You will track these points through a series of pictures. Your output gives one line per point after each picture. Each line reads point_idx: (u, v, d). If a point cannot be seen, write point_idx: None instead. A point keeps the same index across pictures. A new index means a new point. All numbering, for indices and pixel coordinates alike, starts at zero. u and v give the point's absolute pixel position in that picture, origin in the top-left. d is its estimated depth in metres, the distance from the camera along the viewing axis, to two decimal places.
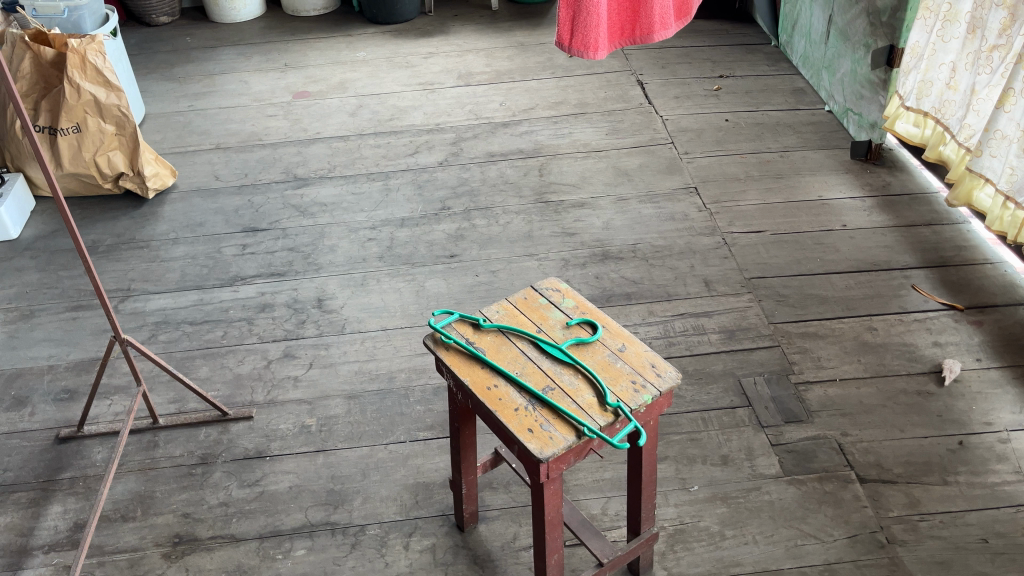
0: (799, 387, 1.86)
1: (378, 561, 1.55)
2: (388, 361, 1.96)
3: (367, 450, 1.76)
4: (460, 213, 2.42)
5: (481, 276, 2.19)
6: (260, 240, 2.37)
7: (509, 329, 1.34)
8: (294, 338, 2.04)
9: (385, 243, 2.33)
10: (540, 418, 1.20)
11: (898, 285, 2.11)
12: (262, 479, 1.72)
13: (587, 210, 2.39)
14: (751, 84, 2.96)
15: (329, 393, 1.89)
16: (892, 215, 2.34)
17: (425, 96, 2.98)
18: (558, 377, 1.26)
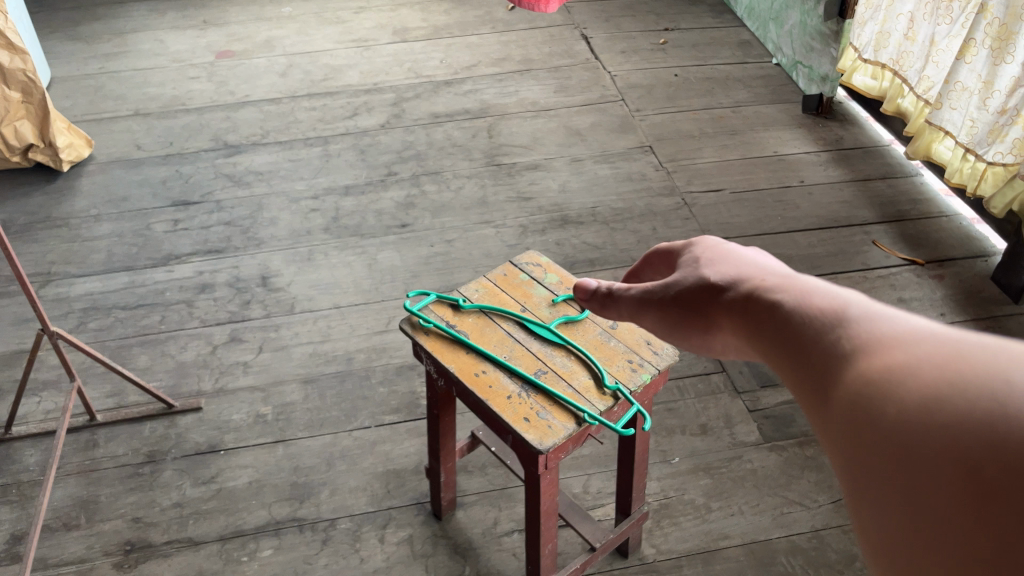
0: None
1: (352, 557, 1.46)
2: (344, 341, 1.85)
3: (331, 438, 1.66)
4: (408, 178, 2.29)
5: (436, 246, 2.08)
6: (192, 215, 2.20)
7: (492, 309, 1.24)
8: (240, 321, 1.91)
9: (331, 213, 2.19)
10: (536, 405, 1.11)
11: (859, 241, 2.10)
12: (219, 476, 1.59)
13: (541, 172, 2.31)
14: (697, 37, 2.89)
15: (283, 378, 1.77)
16: (847, 170, 2.32)
17: (360, 53, 2.82)
18: (550, 359, 1.17)
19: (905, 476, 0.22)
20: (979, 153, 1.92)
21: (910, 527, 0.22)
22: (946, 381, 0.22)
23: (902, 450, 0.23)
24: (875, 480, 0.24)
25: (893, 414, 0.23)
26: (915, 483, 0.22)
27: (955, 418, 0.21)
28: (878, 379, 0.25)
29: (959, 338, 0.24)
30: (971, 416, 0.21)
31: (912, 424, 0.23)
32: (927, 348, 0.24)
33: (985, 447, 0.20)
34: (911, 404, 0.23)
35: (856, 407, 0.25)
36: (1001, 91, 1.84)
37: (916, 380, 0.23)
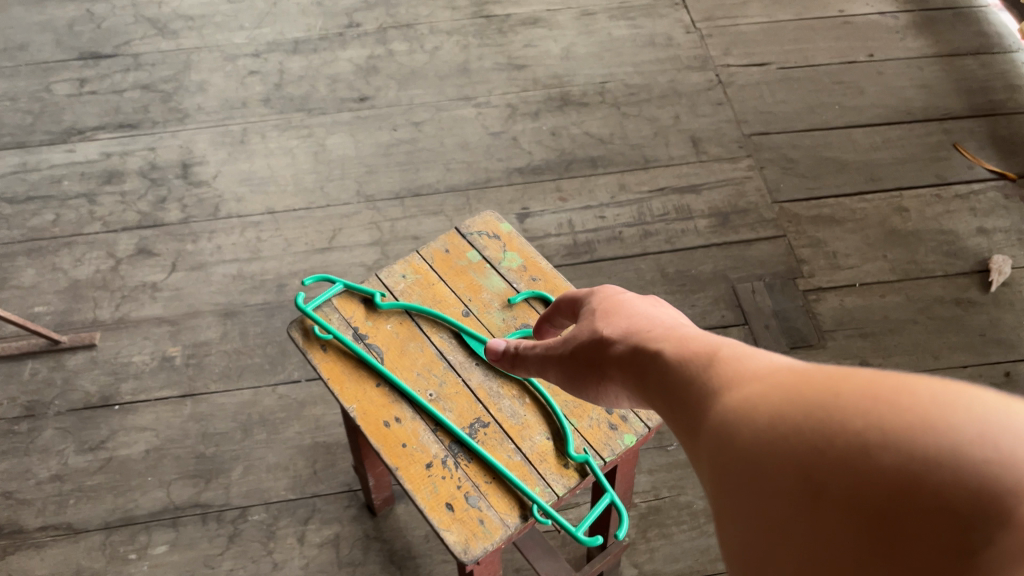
0: (808, 297, 1.46)
1: (263, 562, 1.18)
2: (276, 261, 1.49)
3: (250, 395, 1.34)
4: (373, 32, 1.83)
5: (400, 131, 1.67)
6: (103, 73, 1.77)
7: (420, 313, 0.88)
8: (152, 225, 1.54)
9: (273, 78, 1.75)
10: (465, 482, 0.77)
11: (936, 144, 1.65)
12: (110, 440, 1.30)
13: (540, 29, 1.83)
14: None
15: (198, 309, 1.44)
16: (931, 40, 1.82)
17: None
18: (493, 402, 0.82)
19: (768, 485, 0.30)
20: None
21: (773, 526, 0.30)
22: (792, 407, 0.31)
23: (760, 465, 0.31)
24: (753, 498, 0.31)
25: (748, 434, 0.32)
26: (769, 492, 0.30)
27: (796, 434, 0.30)
28: (740, 412, 0.33)
29: (803, 371, 0.33)
30: (808, 427, 0.29)
31: (768, 449, 0.31)
32: (776, 384, 0.33)
33: (824, 455, 0.28)
34: (768, 431, 0.31)
35: (722, 435, 0.34)
36: None
37: (766, 402, 0.32)
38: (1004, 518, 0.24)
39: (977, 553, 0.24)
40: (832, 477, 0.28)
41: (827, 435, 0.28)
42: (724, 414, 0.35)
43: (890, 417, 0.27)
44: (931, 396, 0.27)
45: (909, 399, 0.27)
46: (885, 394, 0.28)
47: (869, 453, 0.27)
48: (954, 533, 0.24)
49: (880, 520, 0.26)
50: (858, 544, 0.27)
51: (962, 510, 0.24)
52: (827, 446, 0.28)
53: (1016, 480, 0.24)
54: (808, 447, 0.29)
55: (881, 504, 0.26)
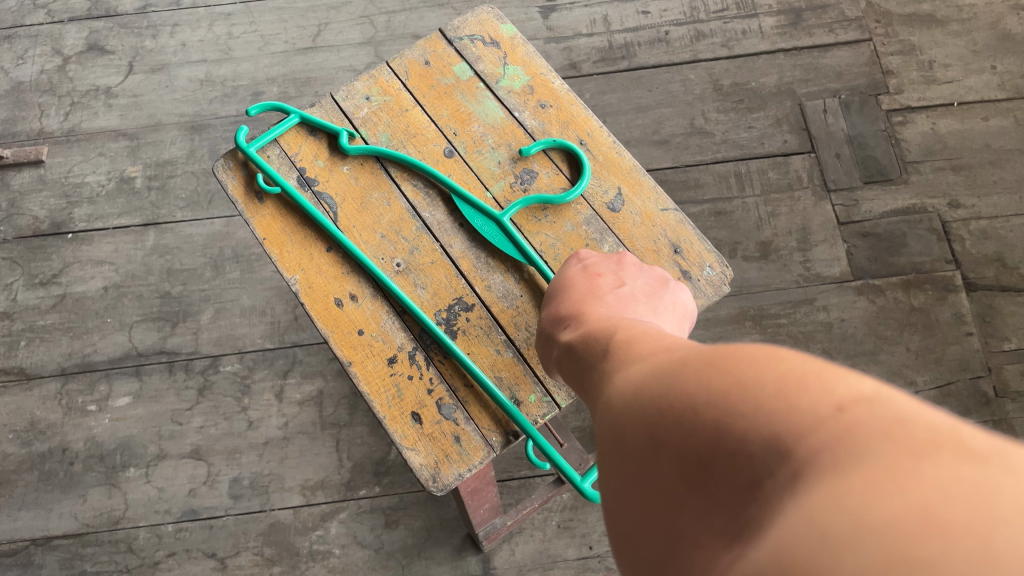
0: (892, 119, 1.19)
1: (236, 420, 1.05)
2: (251, 64, 1.25)
3: (221, 225, 1.15)
4: None
5: None
6: None
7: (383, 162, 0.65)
8: (105, 15, 1.29)
9: None
10: (439, 386, 0.58)
11: None
12: (63, 274, 1.13)
13: None
14: None
15: (159, 121, 1.22)
16: None
17: None
18: (480, 277, 0.62)
19: (620, 449, 0.29)
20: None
21: (627, 497, 0.29)
22: (653, 374, 0.29)
23: (616, 430, 0.29)
24: (613, 470, 0.30)
25: (616, 407, 0.30)
26: (622, 456, 0.29)
27: (647, 397, 0.28)
28: (618, 385, 0.31)
29: (678, 347, 0.31)
30: (650, 388, 0.28)
31: (623, 416, 0.29)
32: (654, 355, 0.31)
33: (658, 417, 0.26)
34: (624, 400, 0.30)
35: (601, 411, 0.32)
36: None
37: (638, 372, 0.31)
38: (785, 453, 0.21)
39: (763, 486, 0.21)
40: (660, 434, 0.26)
41: (661, 397, 0.27)
42: (609, 386, 0.33)
43: (712, 364, 0.25)
44: (750, 351, 0.24)
45: (731, 355, 0.25)
46: (716, 353, 0.25)
47: (689, 409, 0.25)
48: (750, 477, 0.22)
49: (695, 467, 0.24)
50: (686, 505, 0.25)
51: (755, 451, 0.22)
52: (660, 408, 0.27)
53: (801, 417, 0.21)
54: (648, 409, 0.27)
55: (700, 456, 0.24)
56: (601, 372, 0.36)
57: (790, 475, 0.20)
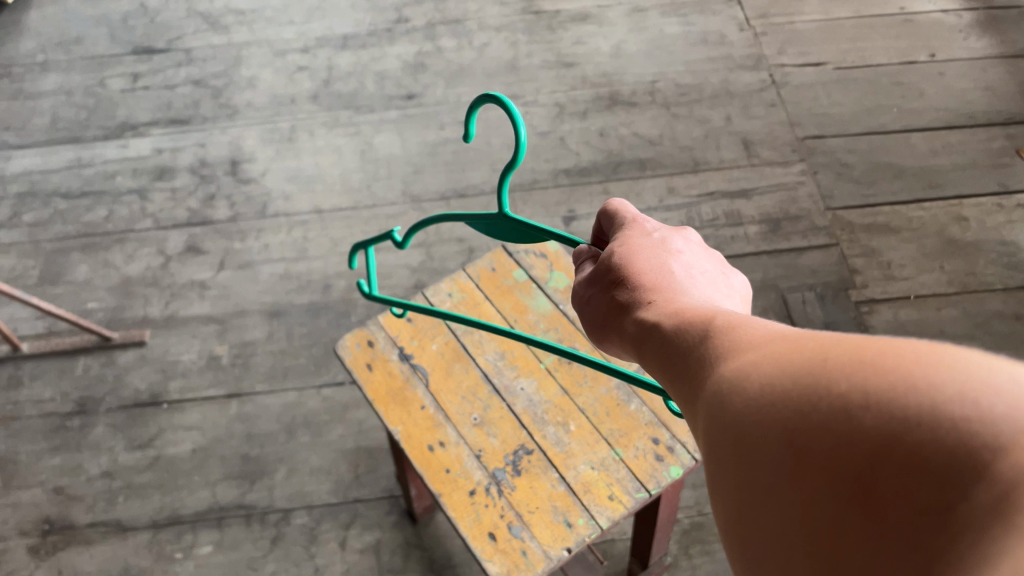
0: (861, 309, 1.42)
1: (304, 566, 1.20)
2: (322, 262, 1.50)
3: (295, 396, 1.35)
4: (421, 28, 1.82)
5: (447, 129, 1.65)
6: (156, 68, 1.80)
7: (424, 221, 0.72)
8: (202, 222, 1.56)
9: (321, 74, 1.76)
10: (509, 512, 0.77)
11: (999, 152, 1.59)
12: (158, 438, 1.32)
13: (591, 25, 1.81)
14: None
15: (244, 309, 1.45)
16: (996, 41, 1.75)
17: None
18: (537, 429, 0.81)
19: (746, 450, 0.31)
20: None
21: (748, 498, 0.31)
22: (783, 377, 0.31)
23: (745, 432, 0.31)
24: (731, 472, 0.32)
25: (739, 406, 0.32)
26: (748, 458, 0.31)
27: (785, 398, 0.30)
28: (725, 382, 0.33)
29: (793, 341, 0.33)
30: (793, 392, 0.30)
31: (753, 417, 0.31)
32: (769, 351, 0.33)
33: (810, 424, 0.28)
34: (747, 400, 0.32)
35: (710, 406, 0.34)
36: None
37: (758, 368, 0.32)
38: (979, 470, 0.24)
39: (952, 505, 0.25)
40: (813, 441, 0.28)
41: (814, 398, 0.29)
42: (710, 383, 0.35)
43: (872, 382, 0.28)
44: (911, 357, 0.28)
45: (896, 361, 0.28)
46: (870, 358, 0.28)
47: (857, 421, 0.27)
48: (933, 493, 0.25)
49: (857, 477, 0.27)
50: (838, 508, 0.27)
51: (939, 465, 0.25)
52: (813, 418, 0.29)
53: (993, 437, 0.24)
54: (791, 409, 0.30)
55: (864, 464, 0.26)
56: (686, 364, 0.38)
57: (990, 494, 0.24)
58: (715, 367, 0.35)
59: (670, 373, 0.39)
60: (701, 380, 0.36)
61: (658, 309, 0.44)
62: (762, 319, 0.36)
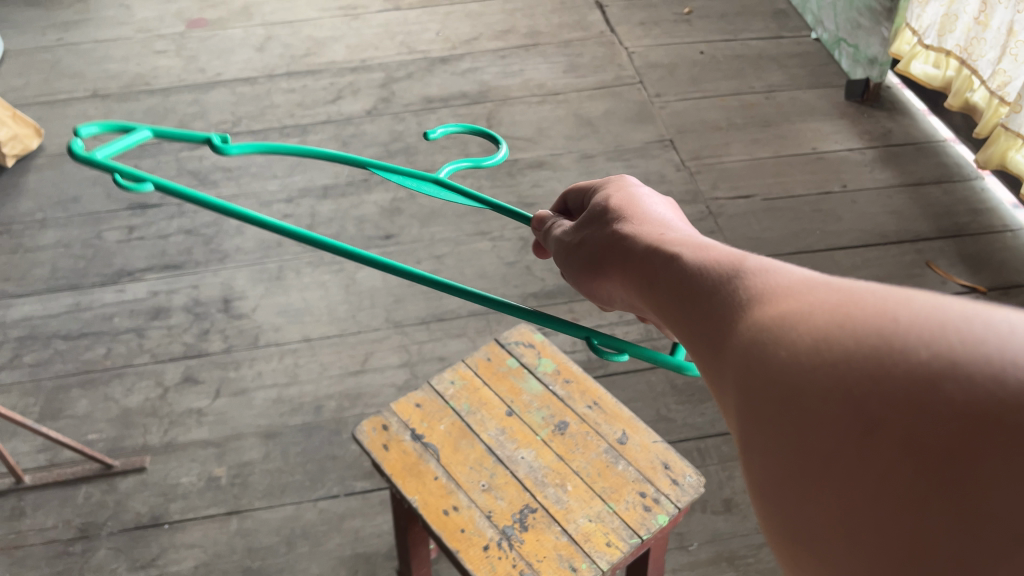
0: None
1: None
2: (314, 385, 1.60)
3: (292, 510, 1.42)
4: (396, 179, 2.04)
5: (424, 263, 1.82)
6: (150, 220, 1.95)
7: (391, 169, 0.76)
8: (197, 355, 1.66)
9: (305, 220, 1.93)
10: (519, 561, 0.86)
11: (911, 263, 1.81)
12: (160, 558, 1.37)
13: (546, 171, 2.05)
14: (725, 6, 2.64)
15: (241, 432, 1.54)
16: (897, 172, 2.03)
17: (347, 24, 2.61)
18: (539, 491, 0.92)
19: (800, 412, 0.30)
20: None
21: (798, 460, 0.30)
22: (842, 332, 0.30)
23: (797, 391, 0.30)
24: (778, 433, 0.31)
25: (793, 360, 0.31)
26: (804, 419, 0.30)
27: (849, 356, 0.29)
28: (772, 341, 0.33)
29: (847, 294, 0.32)
30: (857, 349, 0.29)
31: (809, 376, 0.30)
32: (820, 307, 0.32)
33: (881, 389, 0.27)
34: (800, 358, 0.31)
35: (748, 360, 0.33)
36: None
37: (812, 325, 0.31)
38: None
39: None
40: (881, 407, 0.27)
41: (884, 360, 0.28)
42: (750, 344, 0.34)
43: (957, 347, 0.26)
44: (998, 327, 0.26)
45: (982, 328, 0.26)
46: (949, 322, 0.27)
47: (940, 388, 0.26)
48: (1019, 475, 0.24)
49: (936, 452, 0.26)
50: (909, 479, 0.27)
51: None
52: (883, 380, 0.28)
53: None
54: (857, 370, 0.28)
55: (942, 439, 0.26)
56: (724, 326, 0.37)
57: None
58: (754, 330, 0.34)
59: (704, 337, 0.38)
60: (736, 339, 0.35)
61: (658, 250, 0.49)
62: (803, 273, 0.36)
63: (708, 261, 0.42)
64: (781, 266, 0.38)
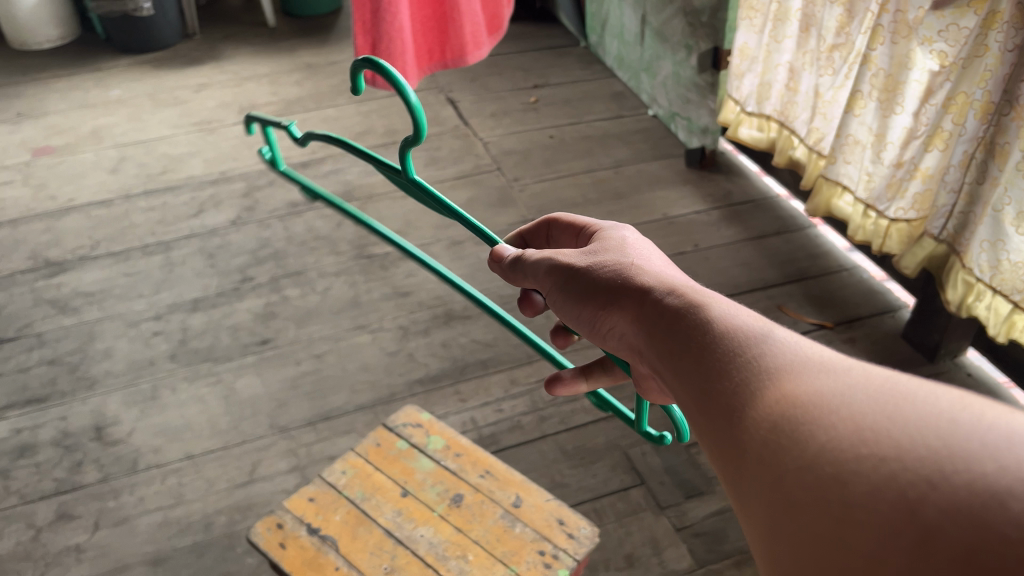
0: (691, 449, 1.62)
1: None
2: (200, 502, 1.55)
3: None
4: (267, 284, 2.04)
5: (304, 363, 1.82)
6: (8, 355, 1.86)
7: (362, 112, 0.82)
8: (71, 489, 1.58)
9: (176, 335, 1.90)
10: None
11: (765, 309, 1.95)
12: None
13: (417, 260, 2.10)
14: (568, 93, 2.83)
15: (125, 562, 1.46)
16: (741, 228, 2.19)
17: (203, 138, 2.63)
18: (441, 564, 0.97)
19: (853, 509, 0.32)
20: (1006, 246, 1.49)
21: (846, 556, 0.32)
22: (909, 439, 0.32)
23: (854, 486, 0.32)
24: (821, 517, 0.33)
25: (857, 459, 0.33)
26: (858, 516, 0.32)
27: (917, 463, 0.31)
28: (836, 441, 0.34)
29: (911, 404, 0.34)
30: (925, 457, 0.31)
31: (867, 470, 0.32)
32: (886, 413, 0.34)
33: (940, 496, 0.29)
34: (862, 450, 0.33)
35: (806, 454, 0.35)
36: (895, 143, 1.70)
37: (879, 429, 0.33)
38: None
39: None
40: (940, 516, 0.29)
41: (949, 471, 0.30)
42: (808, 438, 0.36)
43: None
44: None
45: None
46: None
47: (1006, 507, 0.28)
48: None
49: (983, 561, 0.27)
50: None
51: None
52: (946, 488, 0.30)
53: None
54: (919, 476, 0.31)
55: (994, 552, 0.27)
56: (771, 410, 0.39)
57: None
58: (810, 425, 0.36)
59: (745, 416, 0.40)
60: (787, 430, 0.37)
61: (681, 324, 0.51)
62: (861, 379, 0.38)
63: (759, 345, 0.44)
64: (834, 365, 0.40)
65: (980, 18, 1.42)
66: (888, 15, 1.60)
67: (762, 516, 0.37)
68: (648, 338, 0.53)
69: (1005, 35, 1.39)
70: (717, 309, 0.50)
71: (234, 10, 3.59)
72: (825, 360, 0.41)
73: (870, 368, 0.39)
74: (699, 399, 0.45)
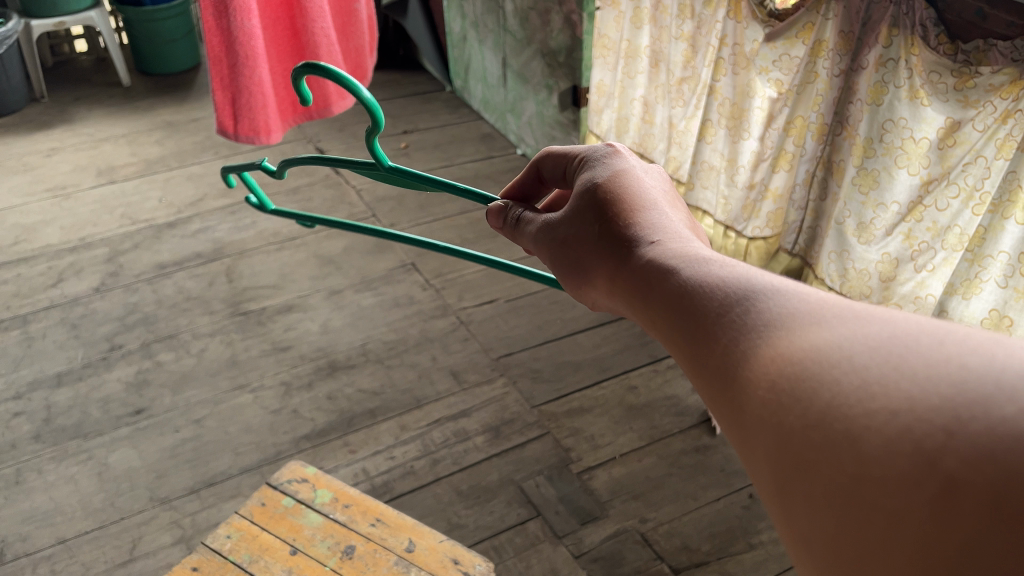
0: (583, 476, 1.64)
1: None
2: None
3: None
4: (138, 350, 1.95)
5: (182, 430, 1.75)
6: None
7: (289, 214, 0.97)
8: None
9: (40, 414, 1.79)
10: None
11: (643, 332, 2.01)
12: None
13: (296, 313, 2.06)
14: (438, 137, 2.87)
15: None
16: None
17: (59, 205, 2.51)
18: None
19: (870, 473, 0.27)
20: (851, 255, 1.61)
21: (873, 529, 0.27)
22: (924, 383, 0.28)
23: (866, 446, 0.28)
24: (833, 477, 0.29)
25: (865, 413, 0.28)
26: (877, 483, 0.27)
27: (933, 412, 0.27)
28: (841, 396, 0.29)
29: (919, 345, 0.30)
30: (941, 405, 0.27)
31: (880, 425, 0.28)
32: (894, 356, 0.29)
33: (963, 448, 0.25)
34: (871, 402, 0.28)
35: (811, 413, 0.30)
36: (746, 166, 1.80)
37: (890, 377, 0.28)
38: None
39: None
40: (965, 472, 0.25)
41: (972, 419, 0.26)
42: (810, 393, 0.31)
43: None
44: None
45: None
46: None
47: None
48: None
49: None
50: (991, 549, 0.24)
51: None
52: (967, 437, 0.25)
53: None
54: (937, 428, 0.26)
55: None
56: (763, 366, 0.34)
57: None
58: (809, 378, 0.31)
59: (737, 376, 0.35)
60: (783, 387, 0.32)
61: (658, 271, 0.45)
62: (861, 319, 0.33)
63: (744, 288, 0.38)
64: (820, 308, 0.35)
65: (809, 47, 1.54)
66: (728, 49, 1.72)
67: (765, 479, 0.33)
68: (628, 301, 0.48)
69: (831, 62, 1.51)
70: (705, 265, 0.42)
71: (85, 70, 3.47)
72: (811, 301, 0.35)
73: (867, 309, 0.34)
74: (691, 361, 0.39)
